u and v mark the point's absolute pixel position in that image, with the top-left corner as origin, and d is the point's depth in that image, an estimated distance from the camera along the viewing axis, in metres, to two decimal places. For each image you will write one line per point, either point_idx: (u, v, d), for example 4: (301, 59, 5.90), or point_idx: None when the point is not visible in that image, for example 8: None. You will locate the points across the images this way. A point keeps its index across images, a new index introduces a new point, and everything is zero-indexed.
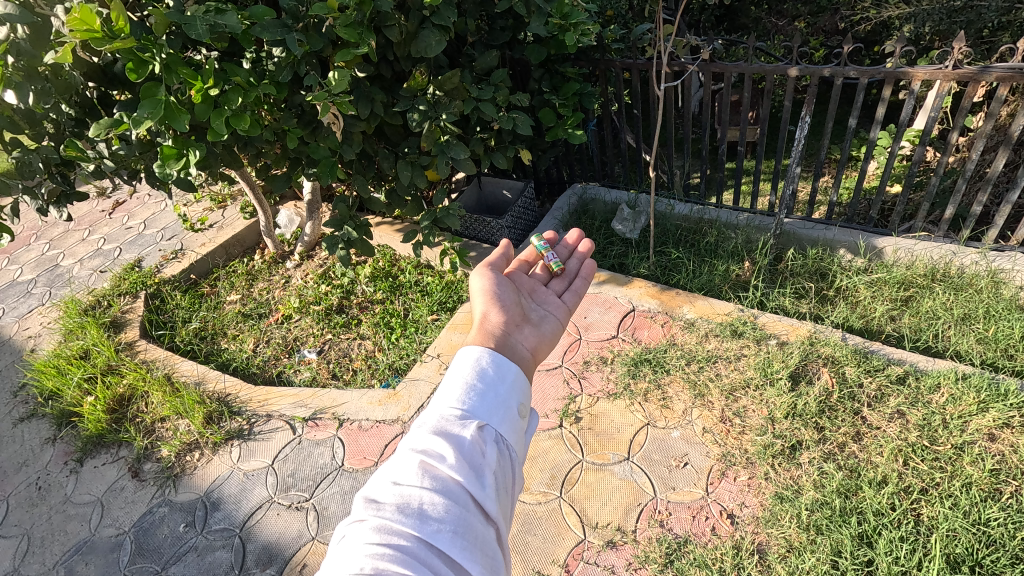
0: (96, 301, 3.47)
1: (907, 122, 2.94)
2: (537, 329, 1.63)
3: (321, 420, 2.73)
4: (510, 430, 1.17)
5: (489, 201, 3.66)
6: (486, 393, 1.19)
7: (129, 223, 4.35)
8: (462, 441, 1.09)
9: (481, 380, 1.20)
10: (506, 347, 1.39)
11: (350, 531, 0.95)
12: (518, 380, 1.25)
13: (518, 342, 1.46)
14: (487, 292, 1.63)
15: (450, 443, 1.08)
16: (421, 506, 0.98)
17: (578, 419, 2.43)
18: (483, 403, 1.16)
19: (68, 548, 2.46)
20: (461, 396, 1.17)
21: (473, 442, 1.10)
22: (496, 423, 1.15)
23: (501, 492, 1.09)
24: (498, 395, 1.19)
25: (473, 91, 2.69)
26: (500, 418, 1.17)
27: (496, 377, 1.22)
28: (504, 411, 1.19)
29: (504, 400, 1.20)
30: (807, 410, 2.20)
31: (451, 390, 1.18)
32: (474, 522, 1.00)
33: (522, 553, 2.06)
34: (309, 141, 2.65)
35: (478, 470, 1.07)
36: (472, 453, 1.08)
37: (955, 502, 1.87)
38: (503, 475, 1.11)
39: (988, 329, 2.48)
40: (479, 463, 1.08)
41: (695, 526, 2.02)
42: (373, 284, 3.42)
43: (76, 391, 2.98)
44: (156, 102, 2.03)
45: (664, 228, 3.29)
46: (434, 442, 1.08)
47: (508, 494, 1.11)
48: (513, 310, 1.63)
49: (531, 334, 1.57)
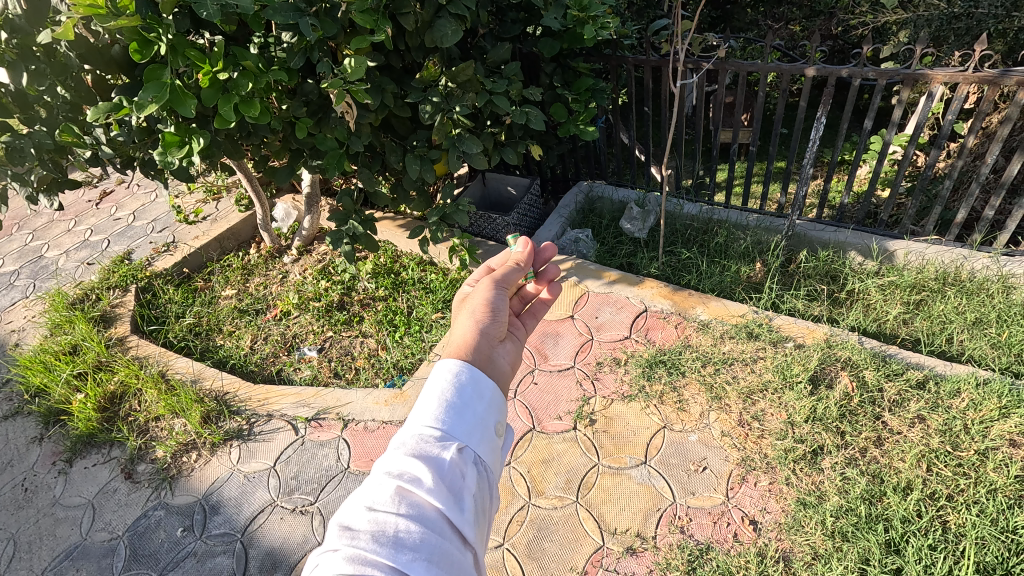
0: (84, 294, 3.34)
1: (918, 127, 2.88)
2: (518, 344, 1.46)
3: (324, 420, 2.65)
4: (489, 450, 1.06)
5: (493, 198, 3.59)
6: (463, 411, 1.06)
7: (118, 214, 4.20)
8: (440, 463, 0.98)
9: (458, 397, 1.08)
10: (489, 363, 1.25)
11: (320, 561, 0.82)
12: (496, 397, 1.13)
13: (499, 355, 1.31)
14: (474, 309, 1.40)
15: (427, 465, 0.96)
16: (397, 532, 0.85)
17: (592, 422, 2.38)
18: (460, 422, 1.05)
19: (58, 553, 2.34)
20: (437, 413, 1.05)
21: (452, 464, 0.98)
22: (475, 442, 1.04)
23: (479, 517, 0.98)
24: (476, 412, 1.07)
25: (486, 83, 2.62)
26: (479, 438, 1.05)
27: (474, 394, 1.09)
28: (482, 429, 1.07)
29: (482, 418, 1.08)
30: (828, 414, 2.18)
31: (426, 407, 1.06)
32: (452, 550, 0.88)
33: (539, 560, 2.00)
34: (315, 132, 2.56)
35: (456, 494, 0.95)
36: (451, 475, 0.97)
37: (981, 509, 1.87)
38: (482, 498, 1.00)
39: (1003, 334, 2.47)
40: (458, 487, 0.96)
41: (717, 532, 2.00)
42: (375, 280, 3.32)
43: (65, 388, 2.85)
44: (161, 85, 1.95)
45: (673, 227, 3.25)
46: (409, 464, 0.96)
47: (485, 521, 1.00)
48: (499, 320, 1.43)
49: (519, 350, 1.42)
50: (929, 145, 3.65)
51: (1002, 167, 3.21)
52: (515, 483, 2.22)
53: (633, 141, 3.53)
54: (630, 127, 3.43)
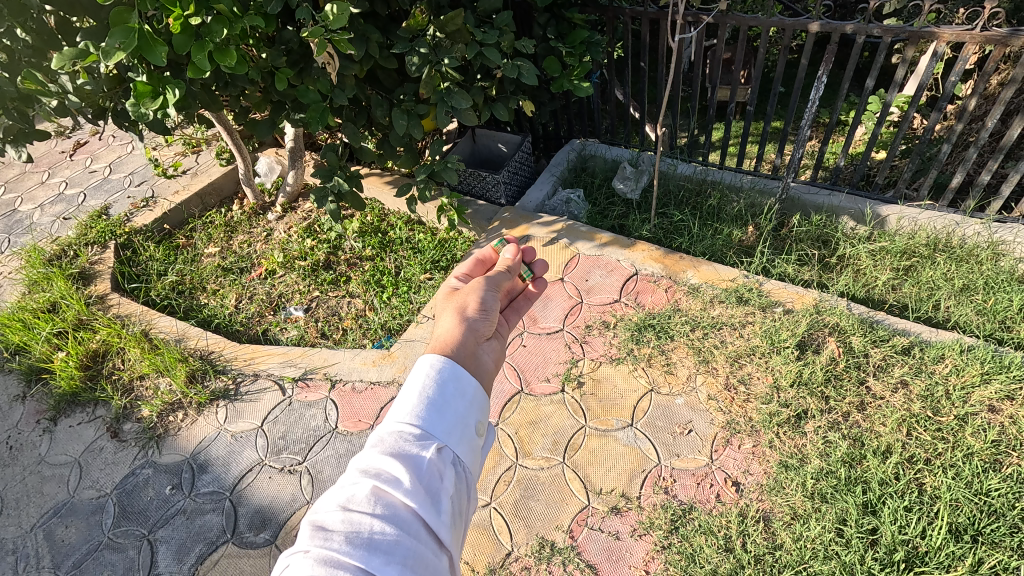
0: (61, 250, 3.24)
1: (920, 88, 2.79)
2: (502, 343, 1.44)
3: (312, 380, 2.63)
4: (468, 450, 1.06)
5: (483, 155, 3.48)
6: (444, 408, 1.06)
7: (93, 166, 4.04)
8: (418, 463, 0.97)
9: (439, 396, 1.07)
10: (474, 360, 1.24)
11: (291, 562, 0.80)
12: (478, 395, 1.13)
13: (484, 354, 1.31)
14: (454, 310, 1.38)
15: (405, 465, 0.95)
16: (372, 534, 0.84)
17: (580, 384, 2.39)
18: (440, 420, 1.05)
19: (46, 510, 2.35)
20: (417, 412, 1.04)
21: (431, 463, 0.98)
22: (454, 442, 1.04)
23: (456, 520, 0.98)
24: (457, 410, 1.08)
25: (477, 34, 2.48)
26: (458, 437, 1.05)
27: (455, 393, 1.09)
28: (463, 428, 1.07)
29: (463, 416, 1.08)
30: (814, 378, 2.20)
31: (405, 403, 1.06)
32: (427, 553, 0.87)
33: (525, 518, 2.04)
34: (297, 84, 2.44)
35: (434, 495, 0.95)
36: (429, 476, 0.97)
37: (957, 472, 1.92)
38: (460, 500, 1.00)
39: (988, 301, 2.48)
40: (436, 488, 0.96)
41: (700, 493, 2.04)
42: (362, 239, 3.24)
43: (46, 346, 2.79)
44: (129, 31, 1.81)
45: (667, 188, 3.20)
46: (386, 464, 0.95)
47: (462, 522, 0.99)
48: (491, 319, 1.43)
49: (504, 349, 1.42)
50: (928, 106, 3.58)
51: (999, 133, 3.16)
52: (502, 444, 2.24)
53: (628, 98, 3.41)
54: (625, 84, 3.31)
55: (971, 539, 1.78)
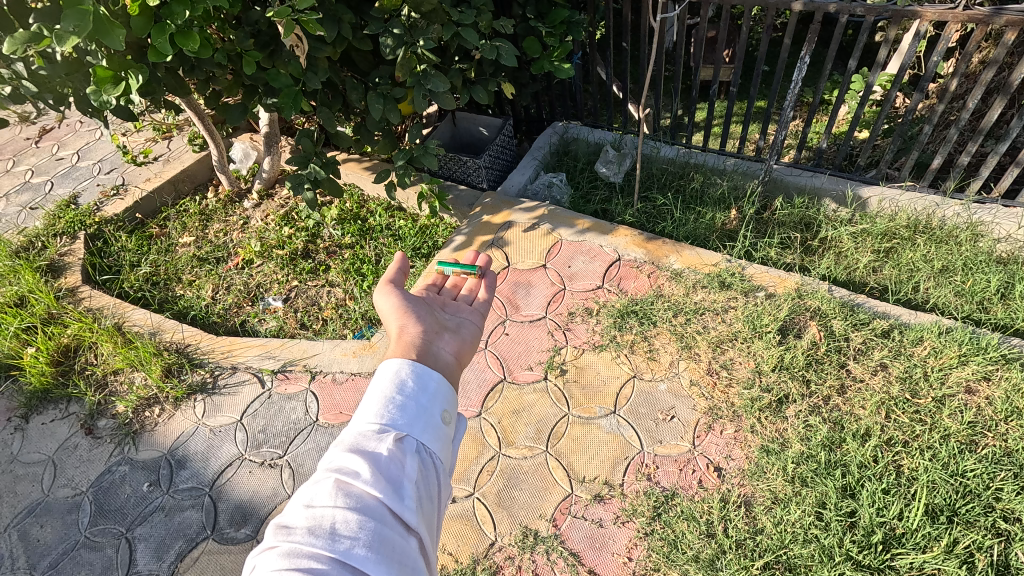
0: (28, 242, 3.13)
1: (903, 67, 2.75)
2: (458, 335, 1.45)
3: (291, 372, 2.58)
4: (435, 438, 1.04)
5: (463, 139, 3.41)
6: (408, 401, 1.05)
7: (60, 153, 3.90)
8: (381, 454, 0.95)
9: (401, 390, 1.06)
10: (428, 356, 1.24)
11: (256, 563, 0.80)
12: (442, 386, 1.11)
13: (439, 350, 1.30)
14: (400, 308, 1.45)
15: (367, 457, 0.94)
16: (335, 526, 0.83)
17: (563, 372, 2.38)
18: (403, 412, 1.03)
19: (20, 510, 2.30)
20: (380, 408, 1.02)
21: (394, 453, 0.96)
22: (419, 431, 1.02)
23: (424, 505, 0.96)
24: (420, 400, 1.06)
25: (453, 14, 2.39)
26: (423, 426, 1.03)
27: (417, 385, 1.07)
28: (428, 417, 1.05)
29: (427, 405, 1.06)
30: (795, 363, 2.21)
31: (369, 400, 1.04)
32: (392, 538, 0.86)
33: (509, 507, 2.04)
34: (267, 67, 2.34)
35: (398, 483, 0.93)
36: (393, 466, 0.95)
37: (934, 454, 1.95)
38: (428, 486, 0.98)
39: (967, 282, 2.50)
40: (400, 476, 0.94)
41: (682, 479, 2.05)
42: (341, 227, 3.17)
43: (14, 341, 2.69)
44: (82, 13, 1.71)
45: (650, 172, 3.16)
46: (349, 458, 0.94)
47: (432, 507, 0.98)
48: (431, 319, 1.45)
49: (459, 340, 1.42)
50: (910, 86, 3.57)
51: (979, 112, 3.17)
52: (485, 433, 2.23)
53: (611, 78, 3.34)
54: (607, 64, 3.24)
55: (947, 519, 1.81)
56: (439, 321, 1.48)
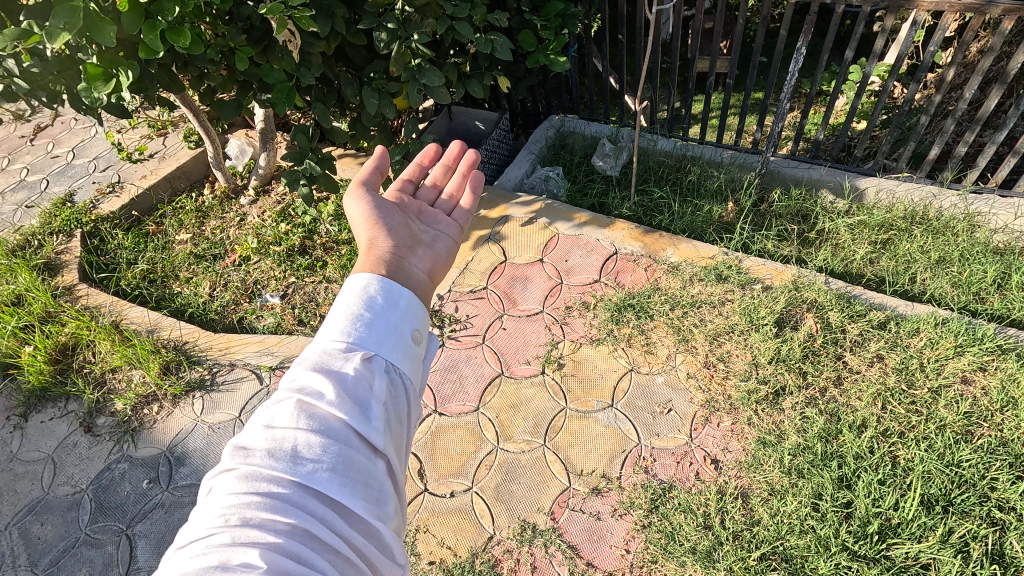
0: (25, 240, 3.13)
1: (899, 58, 2.74)
2: (430, 250, 1.47)
3: (289, 368, 2.58)
4: (403, 357, 1.05)
5: (459, 133, 3.40)
6: (374, 321, 1.05)
7: (55, 151, 3.89)
8: (347, 374, 0.97)
9: (368, 312, 1.06)
10: (400, 272, 1.26)
11: (215, 485, 0.84)
12: (411, 305, 1.12)
13: (411, 266, 1.33)
14: (370, 218, 1.42)
15: (332, 377, 0.95)
16: (296, 447, 0.86)
17: (560, 366, 2.38)
18: (370, 332, 1.03)
19: (20, 508, 2.31)
20: (345, 328, 1.03)
21: (361, 374, 0.98)
22: (386, 349, 1.03)
23: (392, 424, 0.98)
24: (388, 321, 1.06)
25: (447, 7, 2.37)
26: (390, 346, 1.04)
27: (385, 306, 1.08)
28: (396, 338, 1.06)
29: (395, 326, 1.07)
30: (792, 355, 2.22)
31: (335, 319, 1.05)
32: (356, 459, 0.89)
33: (507, 501, 2.05)
34: (260, 62, 2.33)
35: (364, 403, 0.95)
36: (358, 386, 0.96)
37: (930, 444, 1.95)
38: (396, 407, 1.00)
39: (963, 273, 2.50)
40: (366, 396, 0.96)
41: (679, 471, 2.06)
42: (338, 222, 3.16)
43: (12, 340, 2.69)
44: (72, 10, 1.70)
45: (646, 165, 3.16)
46: (312, 379, 0.95)
47: (400, 426, 1.00)
48: (403, 233, 1.45)
49: (432, 255, 1.45)
50: (907, 76, 3.55)
51: (977, 102, 3.16)
52: (483, 428, 2.23)
53: (607, 69, 3.32)
54: (604, 56, 3.22)
55: (942, 509, 1.82)
56: (412, 235, 1.48)
